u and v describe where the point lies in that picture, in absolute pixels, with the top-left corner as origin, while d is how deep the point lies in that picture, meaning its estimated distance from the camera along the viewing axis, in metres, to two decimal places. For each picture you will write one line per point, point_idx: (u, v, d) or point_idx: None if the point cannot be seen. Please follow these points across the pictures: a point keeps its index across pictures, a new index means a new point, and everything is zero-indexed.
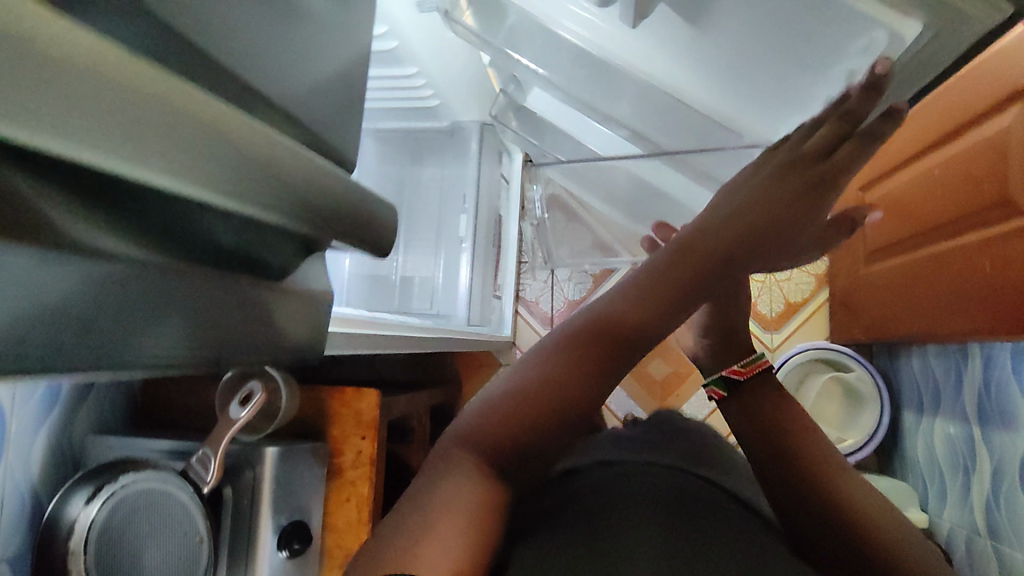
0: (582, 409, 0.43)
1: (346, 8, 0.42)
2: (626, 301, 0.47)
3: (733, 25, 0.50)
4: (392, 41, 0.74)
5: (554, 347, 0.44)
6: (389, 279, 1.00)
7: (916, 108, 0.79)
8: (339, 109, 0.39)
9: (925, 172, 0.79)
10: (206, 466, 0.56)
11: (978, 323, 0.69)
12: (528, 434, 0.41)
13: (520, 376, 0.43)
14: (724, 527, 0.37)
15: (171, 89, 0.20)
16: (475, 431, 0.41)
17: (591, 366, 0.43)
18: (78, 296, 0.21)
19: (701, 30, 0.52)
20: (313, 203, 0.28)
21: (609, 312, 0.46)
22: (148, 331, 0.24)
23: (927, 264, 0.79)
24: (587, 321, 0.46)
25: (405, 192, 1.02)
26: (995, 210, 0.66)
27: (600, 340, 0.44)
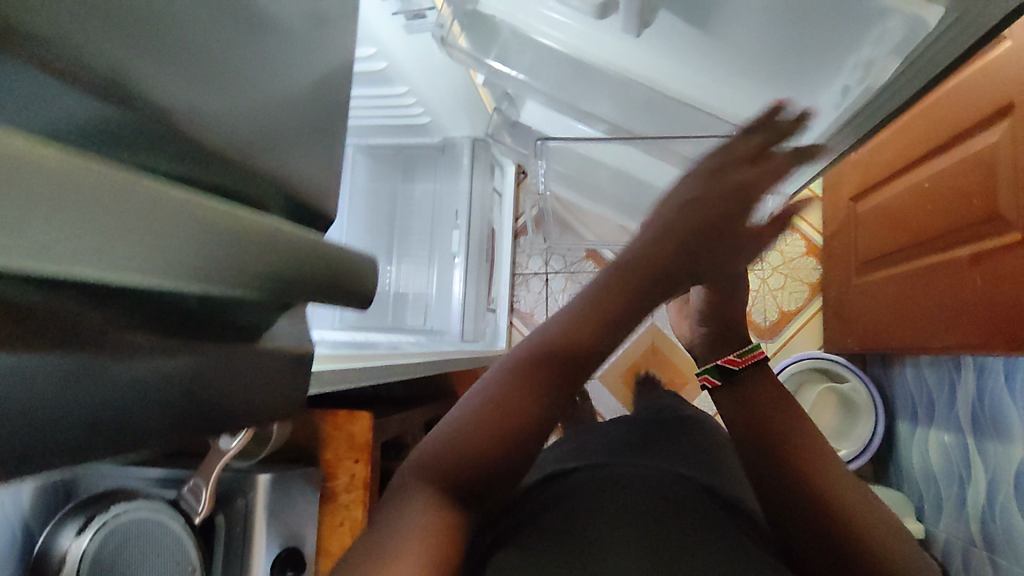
0: (537, 428, 0.42)
1: (325, 35, 0.41)
2: (587, 308, 0.45)
3: (739, 23, 0.52)
4: (380, 62, 0.74)
5: (506, 370, 0.43)
6: (383, 295, 1.02)
7: (910, 120, 0.80)
8: (317, 143, 0.38)
9: (915, 185, 0.79)
10: (199, 497, 0.52)
11: (968, 338, 0.69)
12: (483, 457, 0.40)
13: (472, 400, 0.42)
14: (714, 525, 0.39)
15: (124, 189, 0.21)
16: (433, 461, 0.40)
17: (555, 383, 0.42)
18: (68, 386, 0.21)
19: (708, 31, 0.54)
20: (280, 270, 0.29)
21: (564, 329, 0.44)
22: (144, 411, 0.25)
23: (918, 277, 0.79)
24: (542, 337, 0.44)
25: (397, 209, 1.04)
26: (983, 225, 0.66)
27: (559, 356, 0.42)
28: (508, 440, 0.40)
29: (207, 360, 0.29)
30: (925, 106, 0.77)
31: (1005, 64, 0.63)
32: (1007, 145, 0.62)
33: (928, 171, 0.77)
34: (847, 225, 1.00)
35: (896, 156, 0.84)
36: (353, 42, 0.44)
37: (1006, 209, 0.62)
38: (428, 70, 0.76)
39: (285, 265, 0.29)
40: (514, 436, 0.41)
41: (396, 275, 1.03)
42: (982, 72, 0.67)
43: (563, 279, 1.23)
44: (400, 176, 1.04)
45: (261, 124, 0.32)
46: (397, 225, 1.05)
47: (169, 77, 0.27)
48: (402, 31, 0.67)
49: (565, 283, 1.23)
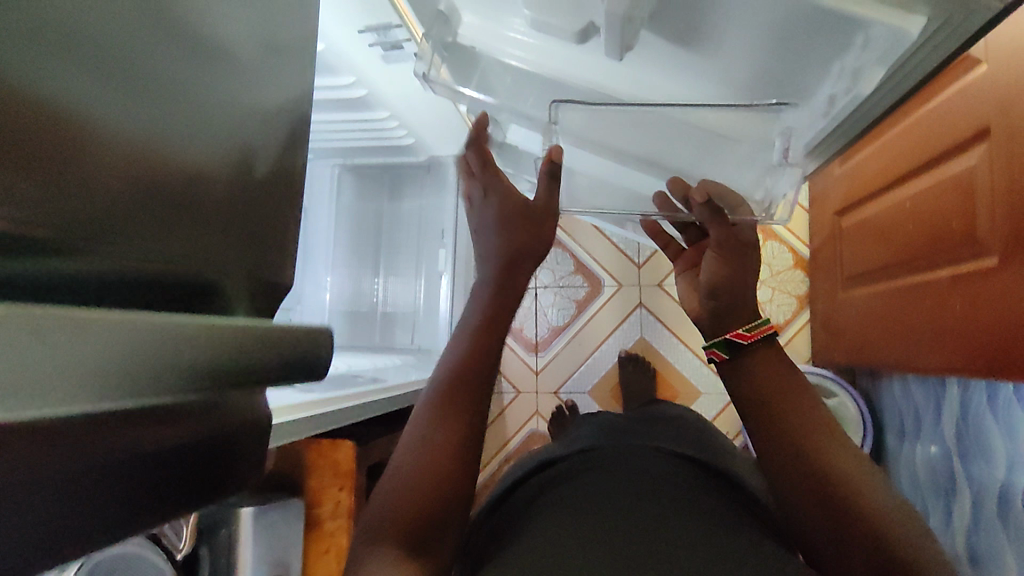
0: (458, 457, 0.54)
1: (285, 79, 0.41)
2: (456, 369, 0.58)
3: (728, 37, 0.50)
4: (361, 89, 0.74)
5: (424, 411, 0.56)
6: (369, 315, 1.03)
7: (894, 138, 0.80)
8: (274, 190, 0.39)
9: (898, 203, 0.79)
10: (179, 533, 0.58)
11: (951, 360, 0.69)
12: (432, 495, 0.51)
13: (408, 454, 0.53)
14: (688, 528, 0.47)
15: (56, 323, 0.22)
16: (383, 513, 0.49)
17: (457, 416, 0.55)
18: (18, 515, 0.22)
19: (694, 47, 0.53)
20: (231, 367, 0.29)
21: (451, 369, 0.58)
22: (98, 524, 0.26)
23: (900, 296, 0.79)
24: (443, 385, 0.57)
25: (383, 228, 1.04)
26: (963, 247, 0.66)
27: (454, 393, 0.56)
28: (444, 468, 0.52)
29: (181, 458, 0.30)
30: (907, 125, 0.77)
31: (980, 87, 0.63)
32: (983, 168, 0.63)
33: (910, 189, 0.76)
34: (833, 239, 1.00)
35: (878, 173, 0.84)
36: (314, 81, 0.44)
37: (985, 234, 0.62)
38: (408, 95, 0.77)
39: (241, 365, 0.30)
40: (449, 459, 0.53)
41: (383, 293, 1.03)
42: (959, 95, 0.67)
43: (553, 294, 1.20)
44: (386, 195, 1.04)
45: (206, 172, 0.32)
46: (382, 241, 1.04)
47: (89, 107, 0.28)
48: (379, 60, 0.67)
49: (555, 297, 1.20)
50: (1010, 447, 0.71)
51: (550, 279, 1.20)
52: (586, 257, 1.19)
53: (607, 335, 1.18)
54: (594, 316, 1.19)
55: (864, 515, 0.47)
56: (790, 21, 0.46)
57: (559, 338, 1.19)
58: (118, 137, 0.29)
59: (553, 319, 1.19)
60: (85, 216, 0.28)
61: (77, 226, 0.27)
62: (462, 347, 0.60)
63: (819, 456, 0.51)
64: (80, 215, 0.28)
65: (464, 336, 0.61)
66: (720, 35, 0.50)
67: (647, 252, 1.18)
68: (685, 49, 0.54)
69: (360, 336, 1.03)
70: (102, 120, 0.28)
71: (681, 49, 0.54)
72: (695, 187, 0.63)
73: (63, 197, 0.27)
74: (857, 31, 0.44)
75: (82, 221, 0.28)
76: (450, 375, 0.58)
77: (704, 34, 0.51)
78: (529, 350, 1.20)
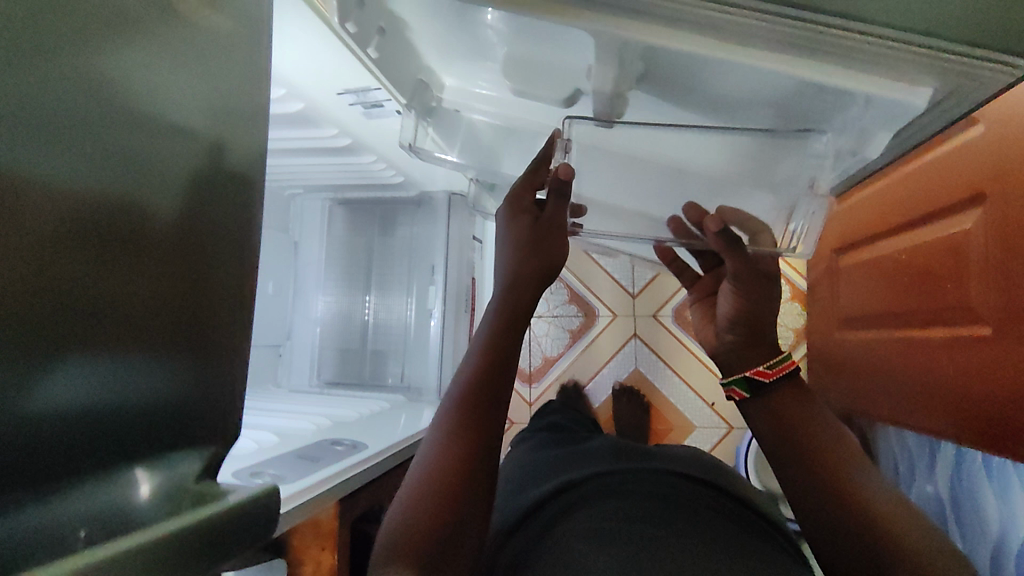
0: (465, 466, 0.51)
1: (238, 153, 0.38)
2: (466, 392, 0.55)
3: (727, 98, 0.45)
4: (345, 139, 0.73)
5: (436, 435, 0.53)
6: (360, 351, 1.02)
7: (891, 182, 0.78)
8: (232, 291, 0.37)
9: (894, 255, 0.77)
10: None
11: (950, 423, 0.68)
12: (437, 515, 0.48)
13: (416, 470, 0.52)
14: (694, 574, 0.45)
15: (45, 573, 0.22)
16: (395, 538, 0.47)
17: (468, 439, 0.52)
18: None
19: (685, 101, 0.48)
20: (221, 540, 0.28)
21: (462, 390, 0.55)
22: None
23: (897, 346, 0.77)
24: (453, 402, 0.55)
25: (374, 261, 1.03)
26: (958, 313, 0.65)
27: (462, 414, 0.54)
28: (453, 491, 0.49)
29: None
30: (901, 175, 0.76)
31: (977, 149, 0.61)
32: (979, 234, 0.61)
33: (908, 242, 0.74)
34: (829, 276, 0.99)
35: (874, 217, 0.82)
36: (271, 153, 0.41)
37: (981, 304, 0.61)
38: (392, 144, 0.75)
39: (230, 534, 0.29)
40: (457, 480, 0.50)
41: (374, 311, 1.03)
42: (957, 153, 0.65)
43: (547, 323, 1.20)
44: (376, 230, 1.02)
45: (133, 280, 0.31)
46: (372, 270, 1.03)
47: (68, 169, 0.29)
48: (360, 116, 0.66)
49: (549, 327, 1.19)
50: (1004, 507, 0.69)
51: (545, 309, 1.20)
52: (581, 286, 1.19)
53: (601, 366, 1.17)
54: (588, 346, 1.18)
55: (900, 541, 0.45)
56: (780, 98, 0.43)
57: (552, 368, 1.18)
58: (88, 201, 0.29)
59: (547, 349, 1.19)
60: (66, 309, 0.28)
61: (62, 329, 0.28)
62: (473, 367, 0.56)
63: (839, 483, 0.50)
64: (65, 303, 0.28)
65: (472, 353, 0.57)
66: (707, 109, 0.48)
67: (642, 283, 1.18)
68: (674, 113, 0.51)
69: (349, 371, 1.02)
70: (45, 189, 0.28)
71: (665, 112, 0.52)
72: (711, 216, 0.54)
73: (29, 275, 0.27)
74: (860, 96, 0.38)
75: (49, 307, 0.28)
76: (459, 396, 0.55)
77: (691, 105, 0.48)
78: (523, 380, 1.19)
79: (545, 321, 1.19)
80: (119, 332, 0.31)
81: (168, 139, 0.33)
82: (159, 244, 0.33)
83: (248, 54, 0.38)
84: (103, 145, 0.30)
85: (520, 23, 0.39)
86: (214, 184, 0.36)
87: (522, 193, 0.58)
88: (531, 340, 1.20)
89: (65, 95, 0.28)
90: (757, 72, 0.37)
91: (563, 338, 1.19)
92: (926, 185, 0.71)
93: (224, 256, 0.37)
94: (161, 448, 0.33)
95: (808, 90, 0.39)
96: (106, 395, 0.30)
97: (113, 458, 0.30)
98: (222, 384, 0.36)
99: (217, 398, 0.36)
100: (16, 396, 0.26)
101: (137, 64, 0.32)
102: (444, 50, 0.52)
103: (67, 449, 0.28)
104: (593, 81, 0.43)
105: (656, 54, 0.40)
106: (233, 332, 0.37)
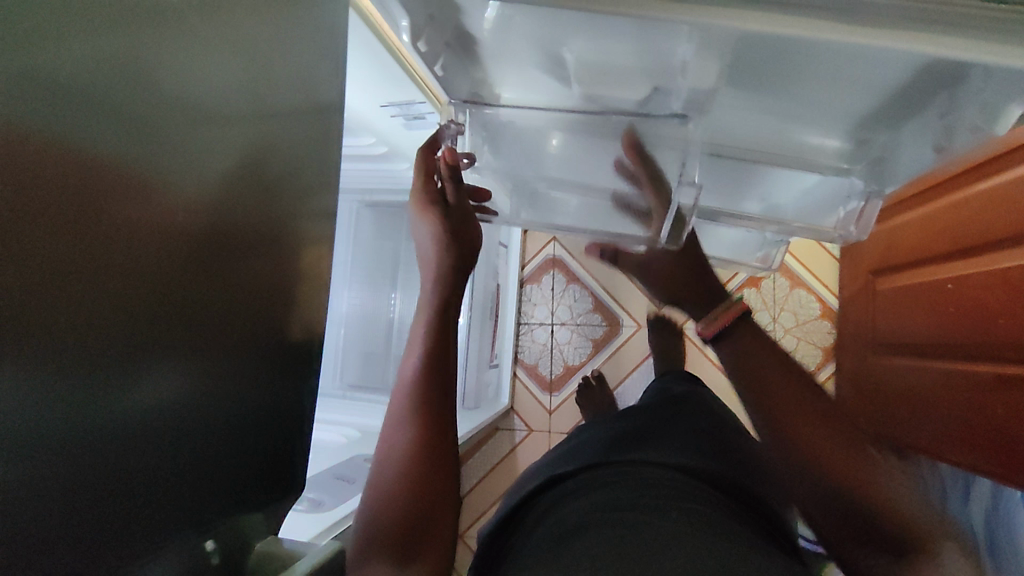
0: (430, 448, 0.51)
1: (265, 150, 0.38)
2: (419, 379, 0.54)
3: (812, 79, 0.42)
4: (381, 147, 0.73)
5: (400, 429, 0.52)
6: (384, 355, 0.99)
7: (935, 209, 0.77)
8: (260, 310, 0.38)
9: (935, 283, 0.76)
10: None
11: (993, 458, 0.68)
12: (416, 508, 0.48)
13: (392, 444, 0.52)
14: (679, 544, 0.43)
15: None
16: (380, 533, 0.47)
17: (433, 419, 0.52)
18: None
19: (763, 89, 0.45)
20: None
21: (413, 381, 0.54)
22: None
23: (937, 381, 0.77)
24: (417, 378, 0.54)
25: (401, 263, 0.99)
26: (1005, 350, 0.64)
27: (422, 408, 0.53)
28: (419, 480, 0.49)
29: None
30: (951, 201, 0.74)
31: None
32: None
33: (949, 272, 0.73)
34: (864, 298, 0.97)
35: (916, 242, 0.81)
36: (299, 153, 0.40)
37: None
38: None
39: None
40: (427, 468, 0.50)
41: (400, 309, 0.99)
42: (1016, 185, 0.63)
43: (569, 330, 1.18)
44: (402, 234, 0.99)
45: (200, 281, 0.33)
46: (399, 270, 0.99)
47: (138, 157, 0.29)
48: (404, 128, 0.66)
49: (572, 334, 1.18)
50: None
51: (568, 316, 1.19)
52: (605, 295, 1.18)
53: (624, 376, 1.16)
54: (611, 356, 1.17)
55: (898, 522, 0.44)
56: (896, 87, 0.41)
57: (573, 378, 1.17)
58: (166, 192, 0.31)
59: (568, 356, 1.18)
60: (143, 305, 0.30)
61: (139, 329, 0.30)
62: (423, 358, 0.55)
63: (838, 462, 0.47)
64: (148, 297, 0.30)
65: (422, 335, 0.57)
66: (788, 107, 0.48)
67: None
68: (757, 110, 0.50)
69: (370, 375, 0.99)
70: (129, 172, 0.29)
71: (756, 108, 0.50)
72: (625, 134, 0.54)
73: (103, 308, 0.28)
74: (978, 73, 0.34)
75: (112, 344, 0.28)
76: (413, 387, 0.54)
77: (777, 103, 0.47)
78: (543, 388, 1.18)
79: (568, 328, 1.18)
80: (174, 366, 0.32)
81: (223, 181, 0.35)
82: (222, 243, 0.35)
83: (287, 84, 0.39)
84: (183, 182, 0.32)
85: (613, 26, 0.38)
86: (255, 222, 0.37)
87: (425, 184, 0.58)
88: (552, 348, 1.19)
89: (113, 76, 0.28)
90: (883, 58, 0.36)
91: (585, 346, 1.18)
92: (975, 215, 0.69)
93: (269, 265, 0.39)
94: (234, 519, 0.37)
95: (942, 74, 0.37)
96: (161, 432, 0.31)
97: (191, 528, 0.33)
98: (264, 427, 0.39)
99: (263, 448, 0.39)
100: (107, 396, 0.28)
101: (169, 47, 0.31)
102: (519, 68, 0.50)
103: (136, 513, 0.30)
104: (695, 72, 0.41)
105: (762, 48, 0.38)
106: (278, 382, 0.40)
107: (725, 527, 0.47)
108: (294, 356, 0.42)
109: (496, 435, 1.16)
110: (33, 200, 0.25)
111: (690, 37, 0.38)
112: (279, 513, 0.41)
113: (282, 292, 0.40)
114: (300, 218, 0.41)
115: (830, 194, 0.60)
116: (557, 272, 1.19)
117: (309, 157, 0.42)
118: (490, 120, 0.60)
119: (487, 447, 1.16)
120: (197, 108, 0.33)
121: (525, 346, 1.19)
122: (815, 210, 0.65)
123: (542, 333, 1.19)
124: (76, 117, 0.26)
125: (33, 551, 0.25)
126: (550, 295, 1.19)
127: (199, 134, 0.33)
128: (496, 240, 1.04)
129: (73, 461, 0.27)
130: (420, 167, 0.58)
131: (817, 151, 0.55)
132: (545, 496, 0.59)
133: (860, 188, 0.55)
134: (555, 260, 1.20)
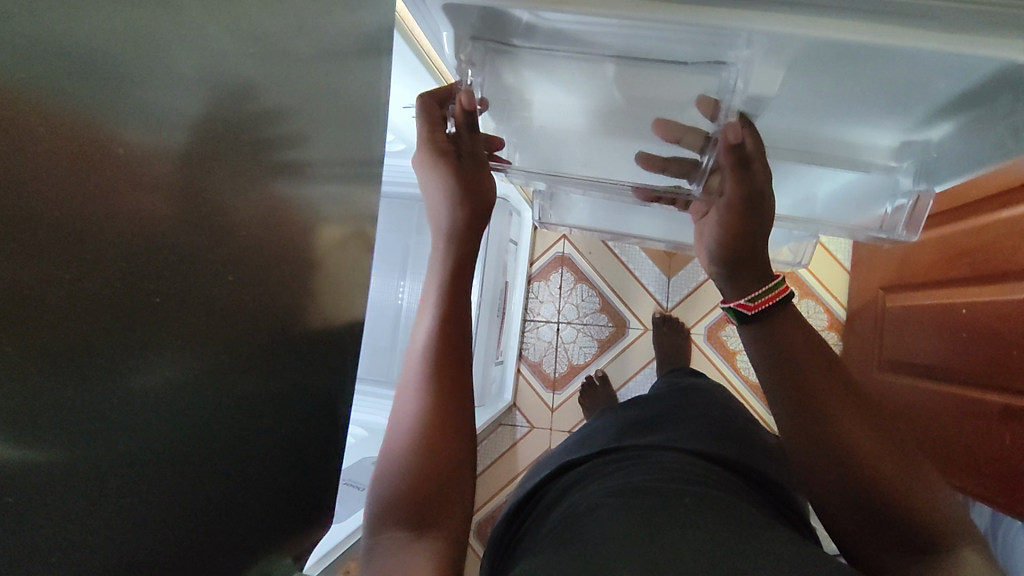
0: (446, 424, 0.50)
1: (293, 135, 0.37)
2: (431, 347, 0.52)
3: (863, 80, 0.41)
4: (401, 144, 0.74)
5: (413, 398, 0.51)
6: (390, 347, 0.97)
7: (955, 227, 0.76)
8: (285, 308, 0.37)
9: (952, 307, 0.75)
10: None
11: (986, 484, 0.71)
12: (429, 483, 0.47)
13: (406, 414, 0.50)
14: (692, 531, 0.43)
15: None
16: (393, 500, 0.46)
17: (448, 394, 0.51)
18: None
19: (808, 89, 0.45)
20: None
21: (425, 352, 0.52)
22: None
23: (947, 399, 0.77)
24: (433, 349, 0.52)
25: (412, 253, 0.96)
26: (1011, 387, 0.65)
27: (439, 382, 0.51)
28: (436, 454, 0.48)
29: None
30: (977, 224, 0.72)
31: None
32: None
33: (966, 297, 0.72)
34: (872, 311, 0.97)
35: (934, 263, 0.79)
36: (331, 145, 0.39)
37: None
38: None
39: None
40: (438, 444, 0.49)
41: (409, 297, 0.96)
42: None
43: (575, 329, 1.18)
44: (412, 229, 0.96)
45: (210, 257, 0.32)
46: (409, 259, 0.97)
47: (139, 133, 0.29)
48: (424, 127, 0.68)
49: (577, 334, 1.18)
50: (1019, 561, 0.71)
51: (574, 315, 1.18)
52: (612, 294, 1.18)
53: (628, 377, 1.16)
54: (615, 356, 1.17)
55: (916, 521, 0.45)
56: (956, 91, 0.41)
57: (576, 377, 1.17)
58: (169, 166, 0.30)
59: (573, 355, 1.18)
60: (139, 279, 0.29)
61: (131, 304, 0.29)
62: (435, 328, 0.53)
63: (866, 462, 0.47)
64: (144, 267, 0.29)
65: (433, 307, 0.54)
66: (839, 106, 0.47)
67: (677, 297, 1.16)
68: (803, 112, 0.49)
69: (377, 367, 0.97)
70: (127, 142, 0.28)
71: (807, 109, 0.48)
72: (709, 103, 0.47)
73: (113, 292, 0.28)
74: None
75: (127, 328, 0.29)
76: (427, 357, 0.52)
77: (822, 102, 0.46)
78: (546, 385, 1.18)
79: (574, 327, 1.18)
80: (199, 352, 0.32)
81: (244, 168, 0.34)
82: (231, 222, 0.33)
83: (323, 78, 0.38)
84: (193, 157, 0.31)
85: (659, 31, 0.38)
86: (284, 211, 0.36)
87: (431, 135, 0.53)
88: (557, 346, 1.19)
89: (113, 56, 0.28)
90: (940, 64, 0.36)
91: (590, 345, 1.18)
92: (996, 236, 0.69)
93: (294, 249, 0.38)
94: (252, 527, 0.37)
95: (1012, 78, 0.37)
96: (180, 417, 0.32)
97: (206, 533, 0.34)
98: (286, 435, 0.39)
99: (282, 448, 0.39)
100: (110, 371, 0.29)
101: (180, 32, 0.30)
102: (551, 86, 0.51)
103: (144, 516, 0.31)
104: (761, 78, 0.42)
105: (827, 52, 0.38)
106: (305, 388, 0.40)
107: (744, 514, 0.46)
108: (325, 352, 0.41)
109: (500, 430, 1.17)
110: (41, 191, 0.26)
111: (752, 41, 0.37)
112: (300, 503, 0.41)
113: (311, 285, 0.39)
114: (340, 212, 0.41)
115: (875, 191, 0.60)
116: (565, 270, 1.19)
117: (351, 146, 0.41)
118: (521, 123, 0.58)
119: (492, 442, 1.17)
120: (211, 87, 0.32)
121: (530, 343, 1.19)
122: (857, 208, 0.65)
123: (547, 330, 1.18)
124: (69, 91, 0.26)
125: (34, 524, 0.26)
126: (557, 293, 1.19)
127: (234, 133, 0.33)
128: (506, 233, 1.02)
129: (74, 439, 0.28)
130: (422, 114, 0.52)
131: (867, 151, 0.54)
132: (559, 483, 0.59)
133: (907, 186, 0.56)
134: (564, 257, 1.19)
